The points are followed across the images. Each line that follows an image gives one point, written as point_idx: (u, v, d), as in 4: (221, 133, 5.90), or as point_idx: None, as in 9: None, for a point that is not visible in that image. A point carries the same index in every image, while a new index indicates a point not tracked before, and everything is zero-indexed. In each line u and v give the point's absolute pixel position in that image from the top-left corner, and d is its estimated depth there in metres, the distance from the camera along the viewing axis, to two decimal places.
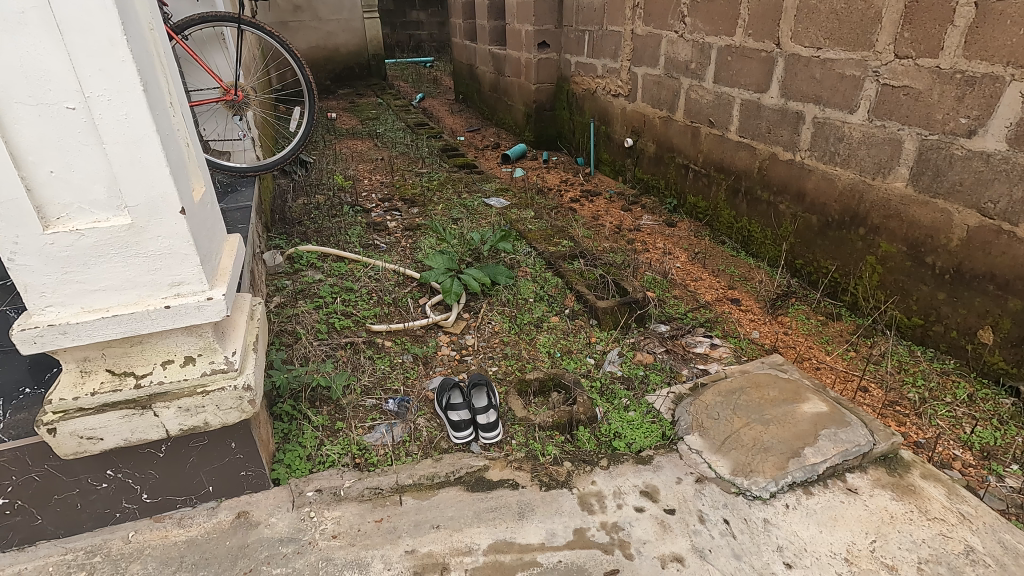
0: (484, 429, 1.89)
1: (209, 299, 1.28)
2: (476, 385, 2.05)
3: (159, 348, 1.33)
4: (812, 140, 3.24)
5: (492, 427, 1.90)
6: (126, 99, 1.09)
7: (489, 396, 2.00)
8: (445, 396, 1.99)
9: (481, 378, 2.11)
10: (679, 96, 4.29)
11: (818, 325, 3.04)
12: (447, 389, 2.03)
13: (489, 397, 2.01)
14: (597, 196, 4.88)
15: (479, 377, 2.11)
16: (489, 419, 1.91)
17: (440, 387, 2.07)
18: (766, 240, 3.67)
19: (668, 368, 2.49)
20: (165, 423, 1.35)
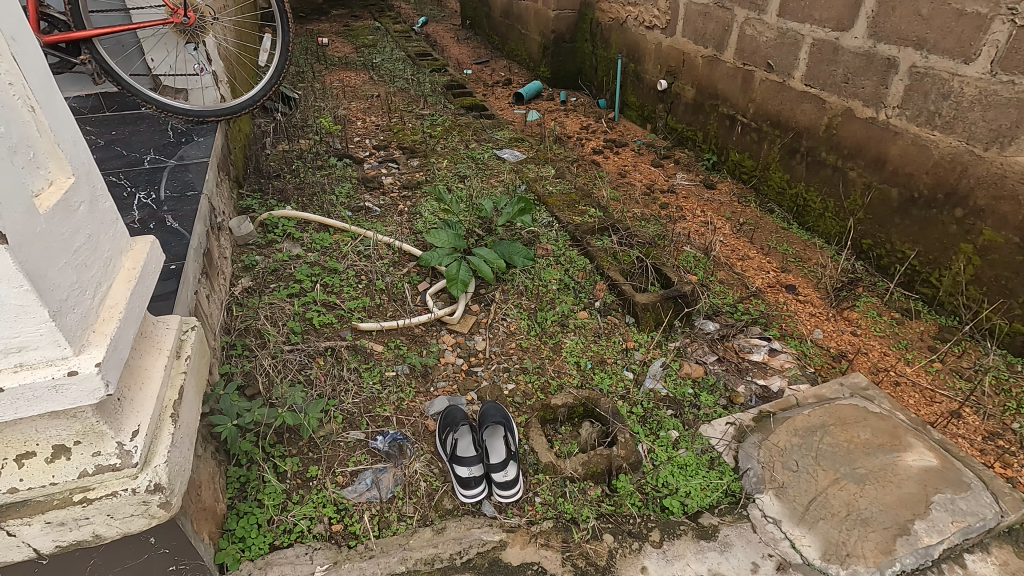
0: (501, 486, 1.46)
1: (70, 374, 0.79)
2: (490, 419, 1.60)
3: (8, 437, 0.86)
4: (904, 95, 2.62)
5: (510, 482, 1.47)
6: None
7: (507, 437, 1.56)
8: (450, 439, 1.55)
9: (495, 408, 1.65)
10: (731, 31, 3.59)
11: (893, 325, 2.54)
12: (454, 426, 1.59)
13: (507, 438, 1.56)
14: (624, 147, 4.26)
15: (492, 405, 1.65)
16: (507, 473, 1.48)
17: (444, 422, 1.63)
18: (827, 213, 3.11)
19: (722, 386, 2.03)
20: (31, 541, 0.91)
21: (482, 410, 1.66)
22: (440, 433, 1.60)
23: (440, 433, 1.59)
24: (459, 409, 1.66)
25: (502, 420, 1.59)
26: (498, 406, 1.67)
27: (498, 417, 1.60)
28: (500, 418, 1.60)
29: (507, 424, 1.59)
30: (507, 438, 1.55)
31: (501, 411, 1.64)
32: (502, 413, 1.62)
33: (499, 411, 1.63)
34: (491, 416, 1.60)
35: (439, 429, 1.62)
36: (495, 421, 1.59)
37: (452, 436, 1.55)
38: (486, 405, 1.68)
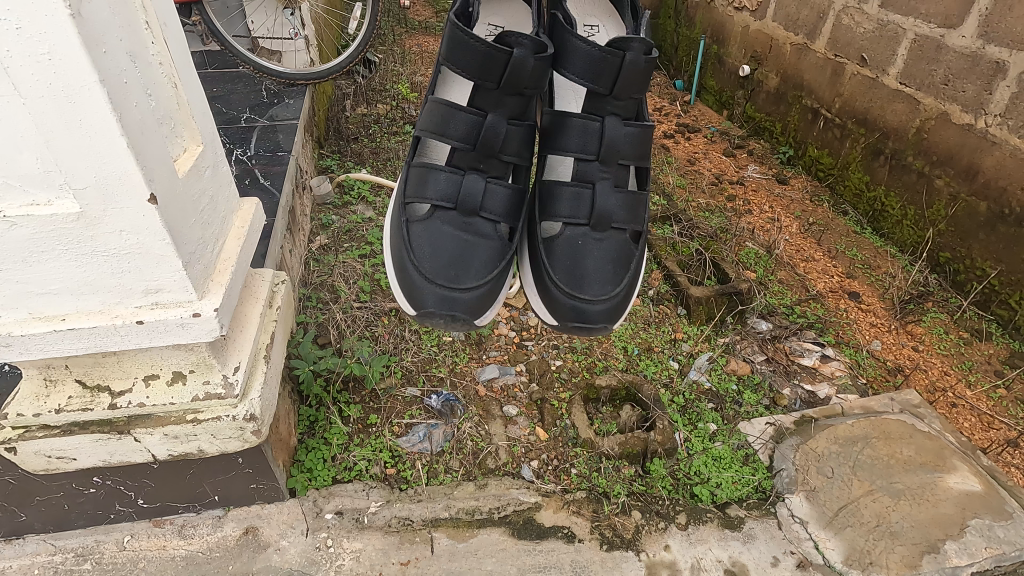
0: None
1: (195, 315, 0.94)
2: (481, 213, 1.35)
3: (139, 359, 1.03)
4: (1010, 103, 2.44)
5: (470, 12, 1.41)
6: (48, 29, 0.68)
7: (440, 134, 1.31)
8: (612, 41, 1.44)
9: (453, 309, 1.27)
10: (826, 20, 3.40)
11: (959, 345, 2.44)
12: (603, 194, 1.36)
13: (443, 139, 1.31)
14: (696, 133, 4.19)
15: (428, 286, 1.28)
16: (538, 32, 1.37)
17: (613, 249, 1.39)
18: (905, 221, 2.97)
19: (767, 387, 2.04)
20: (151, 448, 1.08)
21: (498, 294, 1.38)
22: (631, 201, 1.41)
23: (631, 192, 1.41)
24: (569, 292, 1.33)
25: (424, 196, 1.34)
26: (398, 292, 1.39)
27: (436, 183, 1.34)
28: (423, 182, 1.34)
29: (412, 177, 1.37)
30: (453, 114, 1.30)
31: (392, 249, 1.39)
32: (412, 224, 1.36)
33: (444, 279, 1.28)
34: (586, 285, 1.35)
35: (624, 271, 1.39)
36: (488, 185, 1.35)
37: (628, 142, 1.36)
38: (480, 318, 1.33)
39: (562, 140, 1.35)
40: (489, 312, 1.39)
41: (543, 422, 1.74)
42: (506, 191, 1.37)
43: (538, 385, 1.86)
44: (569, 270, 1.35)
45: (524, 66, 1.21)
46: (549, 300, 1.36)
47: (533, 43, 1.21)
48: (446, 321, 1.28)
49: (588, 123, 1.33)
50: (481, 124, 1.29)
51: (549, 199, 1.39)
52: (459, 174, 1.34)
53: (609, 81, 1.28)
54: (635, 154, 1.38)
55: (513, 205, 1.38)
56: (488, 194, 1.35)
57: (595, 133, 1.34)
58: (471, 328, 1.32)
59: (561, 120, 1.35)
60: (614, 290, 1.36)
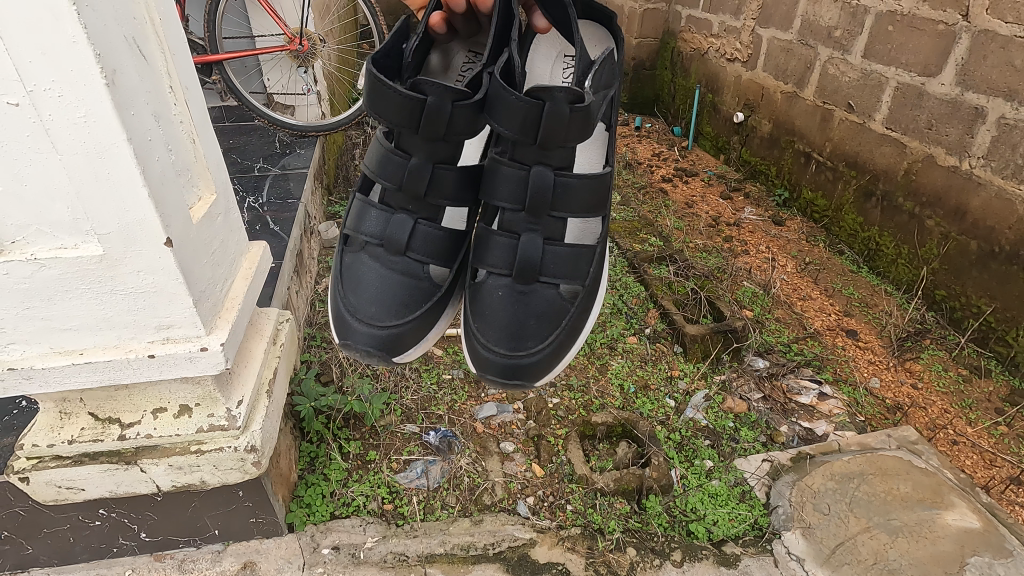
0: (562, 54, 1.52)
1: (202, 349, 1.00)
2: (408, 254, 1.28)
3: (149, 393, 1.09)
4: (991, 146, 2.52)
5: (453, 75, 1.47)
6: (85, 95, 0.78)
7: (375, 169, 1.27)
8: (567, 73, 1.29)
9: (366, 344, 1.23)
10: (813, 69, 3.55)
11: (959, 382, 2.45)
12: (531, 246, 1.22)
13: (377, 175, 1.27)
14: (693, 177, 4.31)
15: (349, 319, 1.26)
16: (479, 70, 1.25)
17: (542, 304, 1.26)
18: (900, 259, 3.02)
19: (764, 424, 2.04)
20: (155, 479, 1.13)
21: (423, 335, 1.30)
22: (568, 256, 1.26)
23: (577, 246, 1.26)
24: (487, 346, 1.23)
25: (358, 230, 1.31)
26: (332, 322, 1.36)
27: (371, 219, 1.30)
28: (360, 217, 1.32)
29: (354, 211, 1.35)
30: (385, 156, 1.24)
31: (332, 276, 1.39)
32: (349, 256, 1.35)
33: (364, 314, 1.25)
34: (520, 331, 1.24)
35: (552, 331, 1.25)
36: (417, 228, 1.27)
37: (559, 193, 1.20)
38: (400, 356, 1.28)
39: (490, 191, 1.21)
40: (415, 353, 1.32)
41: (539, 459, 1.76)
42: (439, 233, 1.28)
43: (535, 422, 1.89)
44: (491, 322, 1.24)
45: (439, 109, 1.13)
46: (469, 348, 1.27)
47: (447, 87, 1.12)
48: (363, 356, 1.24)
49: (516, 172, 1.19)
50: (404, 167, 1.22)
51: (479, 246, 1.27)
52: (391, 211, 1.29)
53: (530, 129, 1.13)
54: (572, 208, 1.21)
55: (445, 248, 1.30)
56: (416, 236, 1.27)
57: (521, 184, 1.19)
58: (388, 364, 1.27)
59: (490, 168, 1.22)
60: (551, 343, 1.24)
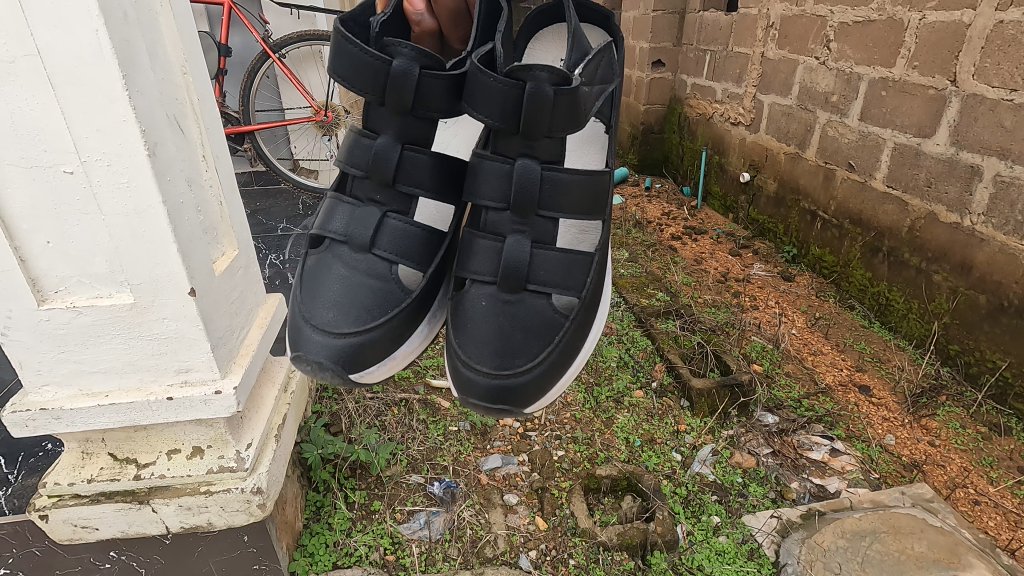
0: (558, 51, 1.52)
1: (217, 393, 1.08)
2: (374, 251, 1.28)
3: (165, 435, 1.16)
4: (990, 203, 2.56)
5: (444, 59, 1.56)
6: (129, 165, 0.89)
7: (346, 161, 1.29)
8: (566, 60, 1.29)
9: (319, 356, 1.20)
10: (813, 132, 3.69)
11: (978, 440, 2.38)
12: (516, 248, 1.23)
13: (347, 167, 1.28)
14: (702, 234, 4.41)
15: (305, 330, 1.23)
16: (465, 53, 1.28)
17: (530, 315, 1.25)
18: (911, 314, 3.01)
19: (774, 480, 2.00)
20: (165, 519, 1.18)
21: (390, 348, 1.27)
22: (557, 263, 1.26)
23: (561, 252, 1.26)
24: (469, 363, 1.23)
25: (325, 229, 1.31)
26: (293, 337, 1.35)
27: (338, 216, 1.31)
28: (330, 214, 1.33)
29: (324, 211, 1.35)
30: (357, 139, 1.26)
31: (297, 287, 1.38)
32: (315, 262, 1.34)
33: (320, 324, 1.23)
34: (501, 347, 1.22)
35: (541, 344, 1.25)
36: (385, 219, 1.27)
37: (544, 189, 1.21)
38: (359, 372, 1.24)
39: (473, 185, 1.24)
40: (380, 371, 1.28)
41: (542, 512, 1.76)
42: (408, 229, 1.28)
43: (539, 475, 1.90)
44: (472, 337, 1.25)
45: (406, 76, 1.14)
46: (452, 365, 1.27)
47: (417, 54, 1.13)
48: (315, 369, 1.21)
49: (499, 167, 1.21)
50: (372, 149, 1.23)
51: (462, 253, 1.29)
52: (359, 205, 1.29)
53: (511, 116, 1.14)
54: (559, 204, 1.22)
55: (412, 246, 1.29)
56: (383, 230, 1.27)
57: (505, 178, 1.21)
58: (343, 382, 1.23)
59: (474, 164, 1.24)
60: (534, 361, 1.23)
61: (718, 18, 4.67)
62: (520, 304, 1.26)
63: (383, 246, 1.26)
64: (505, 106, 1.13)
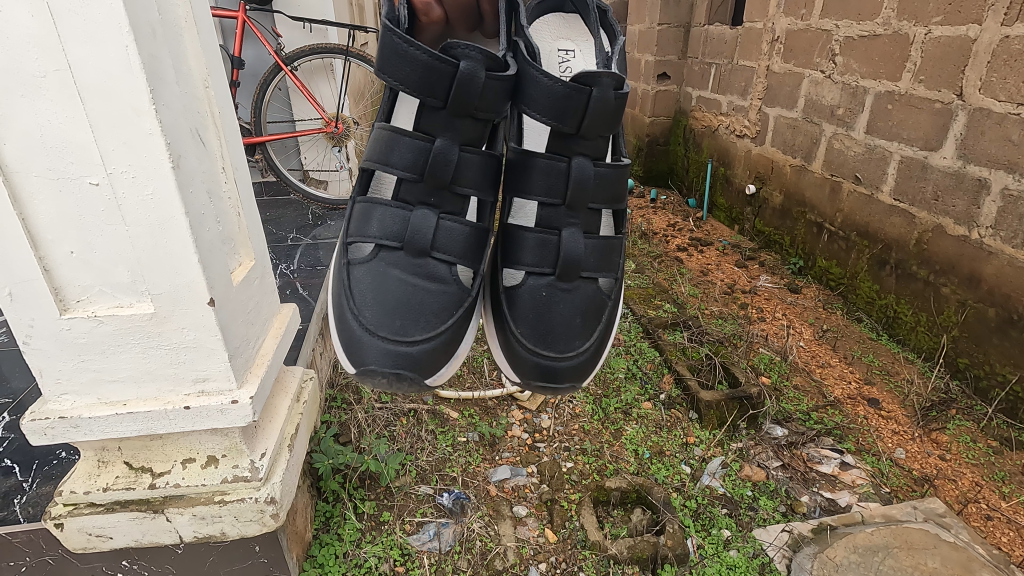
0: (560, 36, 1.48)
1: (233, 402, 1.09)
2: (432, 254, 1.28)
3: (180, 444, 1.16)
4: (999, 216, 2.56)
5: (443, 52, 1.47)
6: (153, 176, 0.91)
7: (385, 162, 1.24)
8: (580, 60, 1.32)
9: (396, 366, 1.20)
10: (819, 144, 3.70)
11: (989, 454, 2.36)
12: (574, 239, 1.30)
13: (388, 169, 1.24)
14: (708, 246, 4.41)
15: (369, 340, 1.21)
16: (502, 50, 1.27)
17: (583, 300, 1.35)
18: (920, 327, 3.00)
19: (784, 493, 1.98)
20: (179, 529, 1.18)
21: (453, 349, 1.30)
22: (604, 250, 1.36)
23: (606, 240, 1.36)
24: (534, 351, 1.29)
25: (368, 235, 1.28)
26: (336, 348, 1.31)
27: (382, 220, 1.28)
28: (370, 219, 1.29)
29: (359, 216, 1.32)
30: (399, 140, 1.22)
31: (337, 298, 1.33)
32: (361, 271, 1.30)
33: (384, 332, 1.22)
34: (561, 332, 1.30)
35: (594, 325, 1.35)
36: (440, 222, 1.27)
37: (597, 185, 1.28)
38: (432, 377, 1.25)
39: (527, 184, 1.26)
40: (446, 371, 1.30)
41: (551, 524, 1.75)
42: (461, 229, 1.30)
43: (548, 486, 1.89)
44: (533, 326, 1.30)
45: (472, 78, 1.12)
46: (514, 355, 1.30)
47: (484, 55, 1.11)
48: (390, 380, 1.20)
49: (553, 166, 1.25)
50: (428, 152, 1.21)
51: (512, 247, 1.31)
52: (408, 210, 1.27)
53: (573, 120, 1.19)
54: (605, 197, 1.31)
55: (468, 247, 1.30)
56: (439, 233, 1.27)
57: (560, 177, 1.26)
58: (419, 388, 1.24)
59: (524, 163, 1.26)
60: (589, 344, 1.33)
61: (723, 32, 4.71)
62: (573, 291, 1.34)
63: (443, 248, 1.27)
64: (567, 108, 1.17)
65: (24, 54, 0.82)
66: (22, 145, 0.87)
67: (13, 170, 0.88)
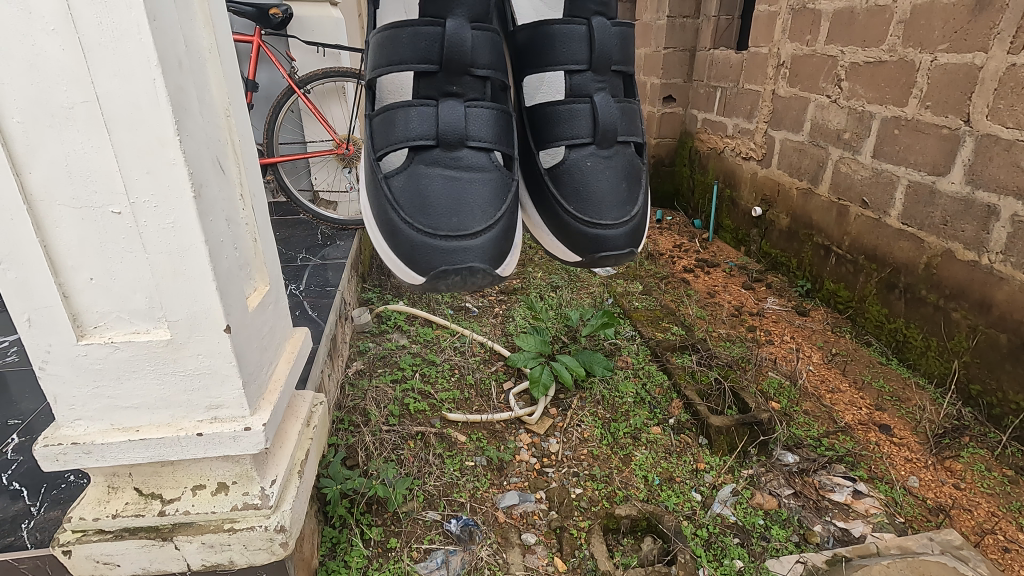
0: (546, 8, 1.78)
1: (246, 429, 1.08)
2: (468, 144, 1.36)
3: (191, 471, 1.16)
4: (1009, 242, 2.55)
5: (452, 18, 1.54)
6: (174, 205, 0.92)
7: (399, 62, 1.31)
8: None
9: (467, 261, 1.30)
10: (825, 167, 3.72)
11: (1005, 483, 2.32)
12: (606, 104, 1.51)
13: (404, 66, 1.31)
14: (715, 267, 4.41)
15: (437, 241, 1.31)
16: None
17: (621, 166, 1.59)
18: (930, 352, 2.97)
19: (797, 522, 1.95)
20: (187, 557, 1.16)
21: (510, 239, 1.42)
22: (627, 113, 1.59)
23: (625, 100, 1.58)
24: (593, 224, 1.53)
25: (403, 138, 1.35)
26: (395, 258, 1.40)
27: (413, 119, 1.34)
28: (400, 122, 1.35)
29: (385, 123, 1.38)
30: (417, 31, 1.29)
31: (381, 213, 1.39)
32: (403, 183, 1.38)
33: (448, 230, 1.32)
34: (613, 202, 1.55)
35: (632, 185, 1.61)
36: (469, 109, 1.35)
37: (615, 44, 1.51)
38: (501, 265, 1.38)
39: (559, 50, 1.46)
40: (509, 261, 1.44)
41: (561, 552, 1.73)
42: (486, 113, 1.37)
43: (557, 513, 1.87)
44: (585, 200, 1.54)
45: None
46: (580, 234, 1.55)
47: None
48: (469, 273, 1.31)
49: (577, 31, 1.46)
50: (444, 36, 1.28)
51: (552, 129, 1.54)
52: (434, 104, 1.34)
53: None
54: (621, 56, 1.54)
55: (498, 130, 1.39)
56: (472, 121, 1.35)
57: (585, 40, 1.47)
58: (493, 280, 1.35)
59: (551, 32, 1.46)
60: (634, 208, 1.58)
61: (728, 56, 4.76)
62: (611, 158, 1.57)
63: (478, 136, 1.36)
64: None
65: (54, 86, 0.83)
66: (47, 173, 0.88)
67: (37, 198, 0.89)
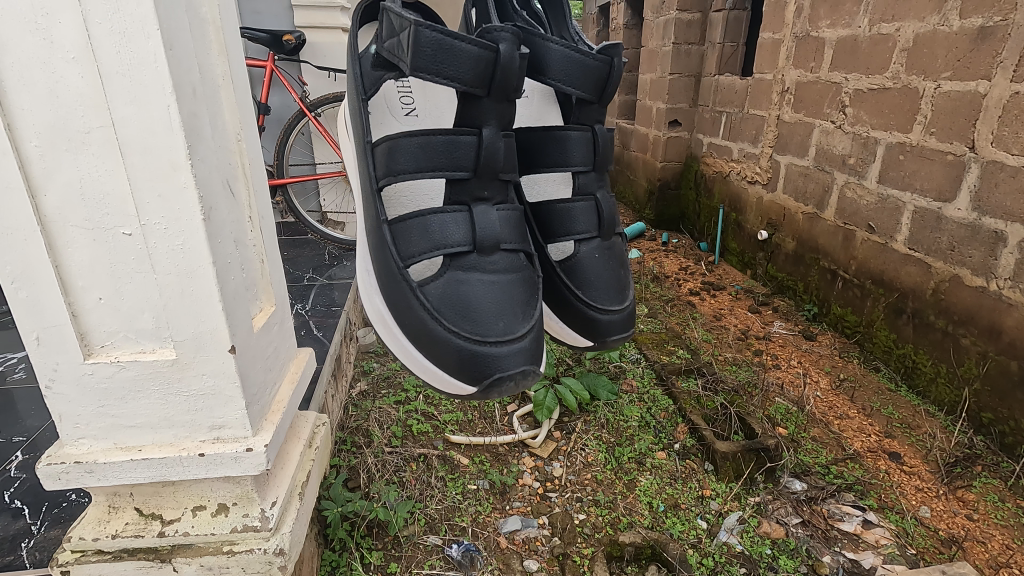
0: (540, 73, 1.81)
1: (248, 450, 1.08)
2: (501, 248, 1.38)
3: (192, 491, 1.16)
4: (1017, 268, 2.53)
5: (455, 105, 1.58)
6: (184, 228, 0.94)
7: (431, 169, 1.33)
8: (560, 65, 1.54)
9: (520, 364, 1.28)
10: (831, 192, 3.73)
11: (1019, 515, 2.26)
12: (607, 203, 1.64)
13: (437, 173, 1.34)
14: (721, 290, 4.40)
15: (486, 345, 1.26)
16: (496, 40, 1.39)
17: (618, 259, 1.69)
18: (940, 379, 2.93)
19: (806, 552, 1.90)
20: None
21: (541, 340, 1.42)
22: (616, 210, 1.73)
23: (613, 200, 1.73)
24: (608, 311, 1.58)
25: (439, 246, 1.35)
26: (431, 367, 1.33)
27: (449, 228, 1.36)
28: (435, 230, 1.35)
29: (414, 231, 1.37)
30: (449, 140, 1.33)
31: (414, 321, 1.34)
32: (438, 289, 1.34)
33: (497, 334, 1.28)
34: (618, 293, 1.62)
35: (628, 276, 1.71)
36: (498, 213, 1.41)
37: (608, 147, 1.66)
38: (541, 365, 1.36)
39: (570, 154, 1.55)
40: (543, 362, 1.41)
41: None
42: (510, 214, 1.43)
43: (560, 539, 1.85)
44: (598, 290, 1.59)
45: (511, 60, 1.26)
46: (589, 319, 1.58)
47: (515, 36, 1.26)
48: (520, 376, 1.28)
49: (583, 136, 1.56)
50: (481, 144, 1.34)
51: (564, 223, 1.60)
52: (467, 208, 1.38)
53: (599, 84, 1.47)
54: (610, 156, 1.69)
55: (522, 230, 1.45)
56: (502, 224, 1.40)
57: (588, 144, 1.58)
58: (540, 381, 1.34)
59: (562, 137, 1.53)
60: (632, 299, 1.67)
61: (733, 82, 4.82)
62: (611, 251, 1.67)
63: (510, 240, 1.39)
64: (591, 75, 1.44)
65: (71, 112, 0.86)
66: (61, 196, 0.90)
67: (50, 220, 0.91)
